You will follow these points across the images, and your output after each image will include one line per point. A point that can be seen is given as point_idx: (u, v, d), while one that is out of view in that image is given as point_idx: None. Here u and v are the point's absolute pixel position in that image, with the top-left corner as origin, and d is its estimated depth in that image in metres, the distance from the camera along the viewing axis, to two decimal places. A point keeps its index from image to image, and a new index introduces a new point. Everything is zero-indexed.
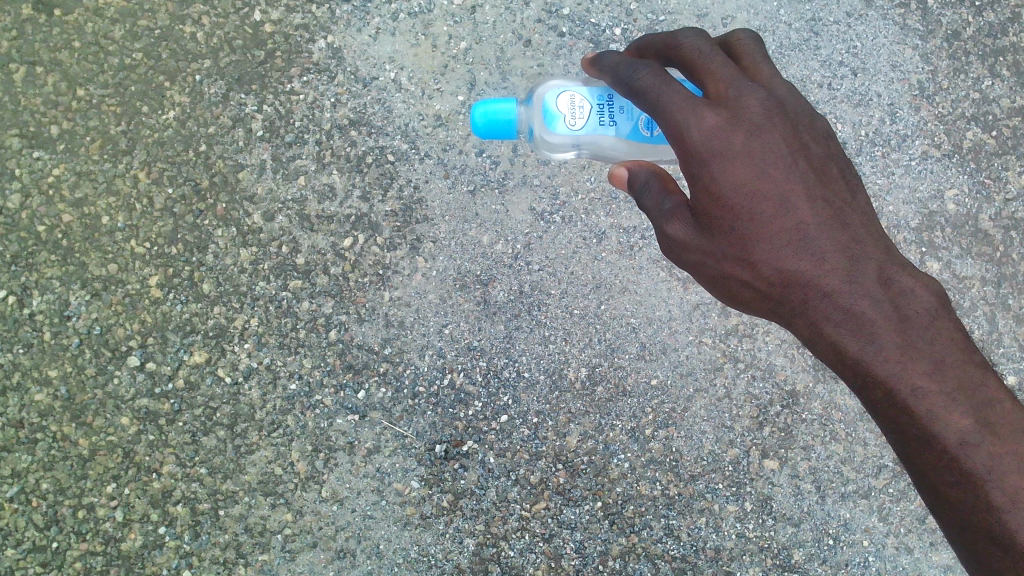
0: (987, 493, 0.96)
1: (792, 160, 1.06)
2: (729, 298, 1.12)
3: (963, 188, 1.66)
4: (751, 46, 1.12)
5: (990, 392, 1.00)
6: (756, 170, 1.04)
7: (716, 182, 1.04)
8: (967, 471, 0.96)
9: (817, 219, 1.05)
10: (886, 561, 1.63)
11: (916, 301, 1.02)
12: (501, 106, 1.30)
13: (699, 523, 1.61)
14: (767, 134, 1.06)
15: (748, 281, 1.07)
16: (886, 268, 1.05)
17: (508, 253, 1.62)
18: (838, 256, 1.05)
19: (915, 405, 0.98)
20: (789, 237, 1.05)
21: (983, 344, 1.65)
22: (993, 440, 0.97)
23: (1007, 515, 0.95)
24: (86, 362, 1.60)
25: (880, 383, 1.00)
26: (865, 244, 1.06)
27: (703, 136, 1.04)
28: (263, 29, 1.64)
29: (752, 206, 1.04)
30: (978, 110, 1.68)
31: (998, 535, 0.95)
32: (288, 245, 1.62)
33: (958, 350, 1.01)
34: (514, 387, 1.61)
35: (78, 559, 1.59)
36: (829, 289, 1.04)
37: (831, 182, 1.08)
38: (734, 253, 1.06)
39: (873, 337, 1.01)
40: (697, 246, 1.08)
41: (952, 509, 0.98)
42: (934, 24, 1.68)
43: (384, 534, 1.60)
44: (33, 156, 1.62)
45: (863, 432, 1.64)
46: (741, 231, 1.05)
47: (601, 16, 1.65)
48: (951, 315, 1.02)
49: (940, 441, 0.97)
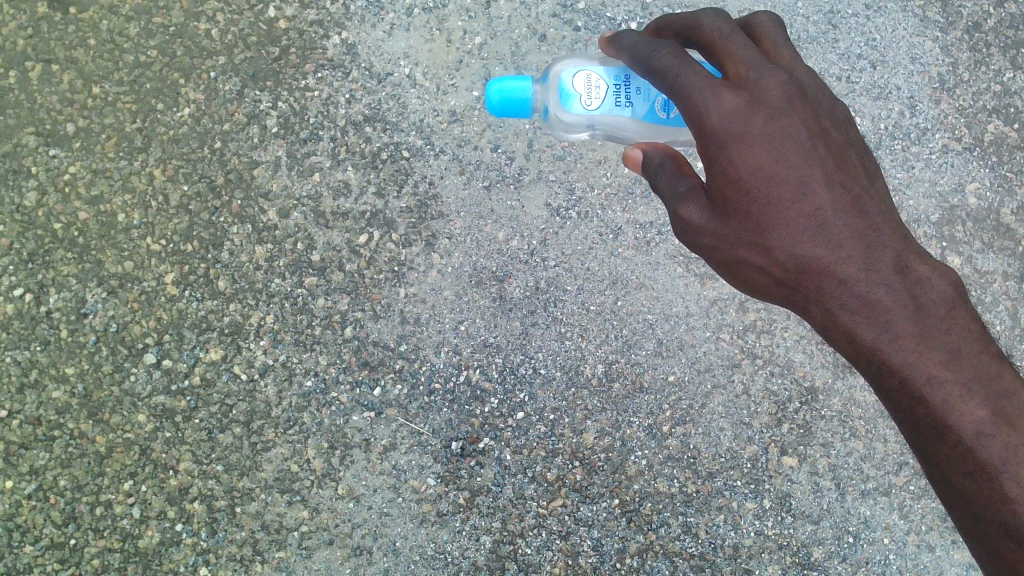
0: (1002, 485, 0.95)
1: (810, 146, 1.05)
2: (740, 283, 1.11)
3: (984, 181, 1.65)
4: (771, 30, 1.10)
5: (1006, 382, 0.99)
6: (775, 155, 1.03)
7: (733, 166, 1.03)
8: (981, 462, 0.96)
9: (834, 206, 1.04)
10: (907, 559, 1.61)
11: (934, 290, 1.01)
12: (517, 84, 1.29)
13: (718, 521, 1.60)
14: (786, 118, 1.04)
15: (763, 267, 1.06)
16: (903, 256, 1.04)
17: (524, 250, 1.62)
18: (855, 244, 1.03)
19: (929, 394, 0.98)
20: (807, 223, 1.04)
21: (1006, 339, 1.63)
22: (1008, 432, 0.96)
23: (1021, 508, 0.94)
24: (102, 360, 1.61)
25: (894, 371, 1.00)
26: (883, 232, 1.05)
27: (722, 118, 1.02)
28: (277, 26, 1.63)
29: (771, 191, 1.03)
30: (1000, 102, 1.66)
31: (1011, 527, 0.94)
32: (303, 242, 1.61)
33: (975, 340, 1.00)
34: (531, 384, 1.61)
35: (95, 556, 1.59)
36: (845, 276, 1.03)
37: (850, 169, 1.06)
38: (749, 237, 1.05)
39: (888, 325, 1.00)
40: (713, 230, 1.06)
41: (964, 501, 0.98)
42: (955, 16, 1.67)
43: (401, 531, 1.59)
44: (49, 153, 1.62)
45: (884, 429, 1.62)
46: (758, 216, 1.04)
47: (617, 10, 1.64)
48: (968, 304, 1.02)
49: (954, 432, 0.97)
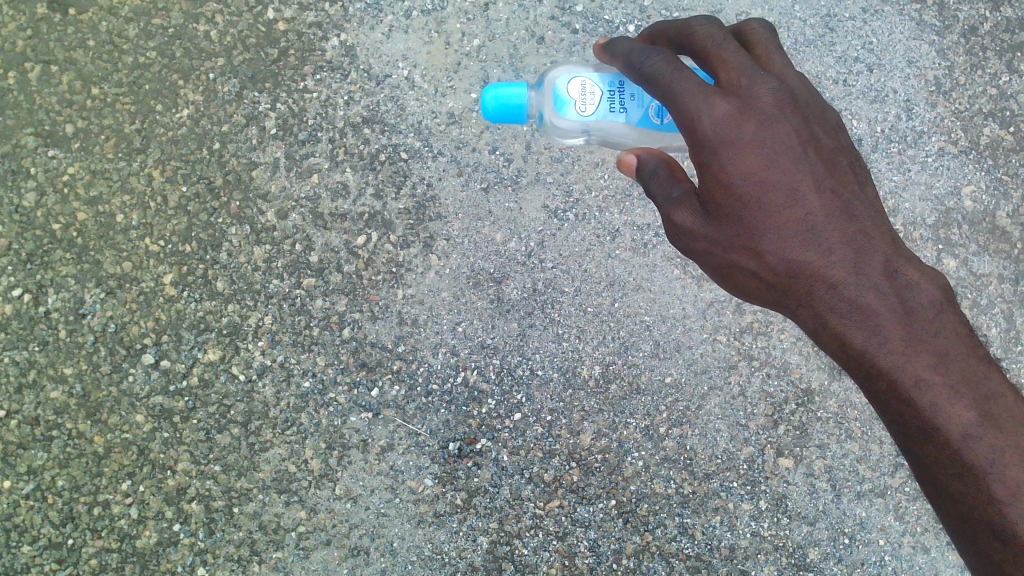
0: (989, 486, 0.96)
1: (801, 151, 1.05)
2: (732, 287, 1.12)
3: (980, 185, 1.65)
4: (763, 36, 1.11)
5: (994, 386, 1.00)
6: (766, 160, 1.04)
7: (725, 171, 1.03)
8: (969, 464, 0.96)
9: (825, 210, 1.05)
10: (902, 560, 1.62)
11: (923, 294, 1.02)
12: (512, 90, 1.30)
13: (714, 522, 1.61)
14: (777, 124, 1.05)
15: (754, 271, 1.07)
16: (892, 261, 1.04)
17: (522, 251, 1.62)
18: (845, 248, 1.04)
19: (918, 397, 0.98)
20: (797, 228, 1.04)
21: (1001, 342, 1.64)
22: (996, 434, 0.97)
23: (1008, 508, 0.95)
24: (101, 360, 1.61)
25: (884, 375, 1.00)
26: (873, 236, 1.05)
27: (714, 124, 1.03)
28: (276, 27, 1.64)
29: (762, 196, 1.04)
30: (996, 106, 1.67)
31: (999, 528, 0.95)
32: (301, 243, 1.62)
33: (963, 344, 1.01)
34: (528, 385, 1.61)
35: (93, 555, 1.59)
36: (835, 280, 1.03)
37: (840, 174, 1.07)
38: (741, 242, 1.05)
39: (878, 329, 1.01)
40: (704, 235, 1.07)
41: (952, 502, 0.98)
42: (951, 19, 1.67)
43: (398, 531, 1.60)
44: (48, 154, 1.62)
45: (880, 430, 1.62)
46: (748, 221, 1.04)
47: (614, 13, 1.65)
48: (957, 309, 1.02)
49: (942, 434, 0.97)
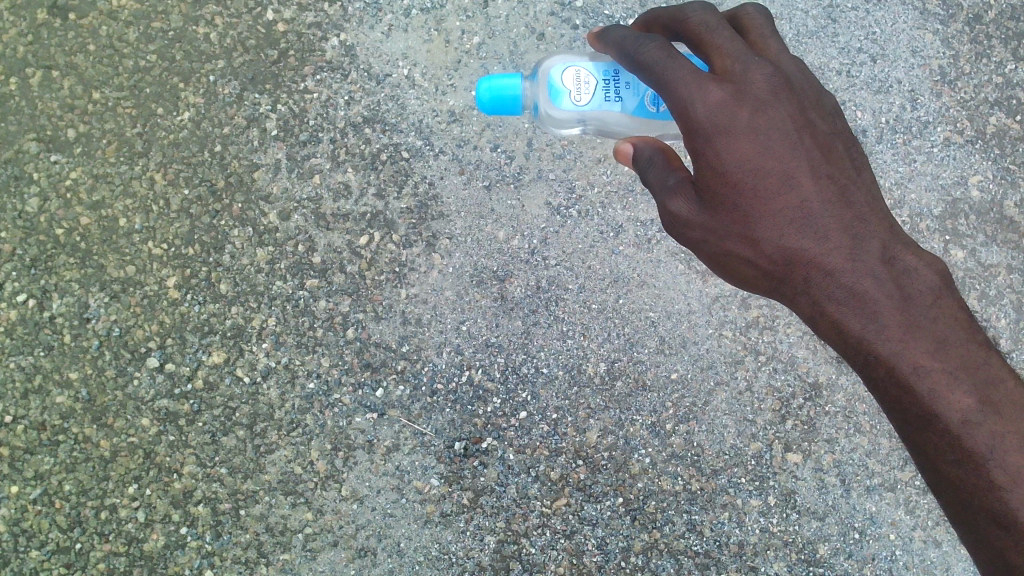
0: (989, 472, 0.94)
1: (796, 138, 1.04)
2: (729, 275, 1.11)
3: (987, 174, 1.64)
4: (759, 21, 1.09)
5: (993, 371, 0.98)
6: (760, 147, 1.03)
7: (719, 159, 1.02)
8: (968, 450, 0.95)
9: (820, 197, 1.04)
10: (914, 554, 1.60)
11: (921, 279, 1.00)
12: (507, 81, 1.28)
13: (722, 518, 1.60)
14: (771, 110, 1.04)
15: (751, 259, 1.06)
16: (889, 246, 1.03)
17: (525, 249, 1.61)
18: (841, 235, 1.03)
19: (916, 383, 0.97)
20: (793, 215, 1.03)
21: (1010, 334, 1.62)
22: (995, 419, 0.96)
23: (1008, 494, 0.93)
24: (106, 364, 1.61)
25: (882, 361, 0.99)
26: (869, 222, 1.04)
27: (708, 111, 1.02)
28: (276, 29, 1.63)
29: (757, 183, 1.03)
30: (1002, 94, 1.65)
31: (1000, 514, 0.94)
32: (304, 244, 1.62)
33: (962, 329, 0.99)
34: (533, 383, 1.60)
35: (101, 560, 1.60)
36: (832, 267, 1.02)
37: (837, 159, 1.06)
38: (736, 230, 1.04)
39: (876, 315, 1.00)
40: (700, 223, 1.06)
41: (953, 489, 0.97)
42: (955, 8, 1.66)
43: (405, 531, 1.59)
44: (50, 160, 1.62)
45: (888, 424, 1.61)
46: (744, 208, 1.03)
47: (614, 8, 1.64)
48: (956, 294, 1.01)
49: (942, 421, 0.96)
